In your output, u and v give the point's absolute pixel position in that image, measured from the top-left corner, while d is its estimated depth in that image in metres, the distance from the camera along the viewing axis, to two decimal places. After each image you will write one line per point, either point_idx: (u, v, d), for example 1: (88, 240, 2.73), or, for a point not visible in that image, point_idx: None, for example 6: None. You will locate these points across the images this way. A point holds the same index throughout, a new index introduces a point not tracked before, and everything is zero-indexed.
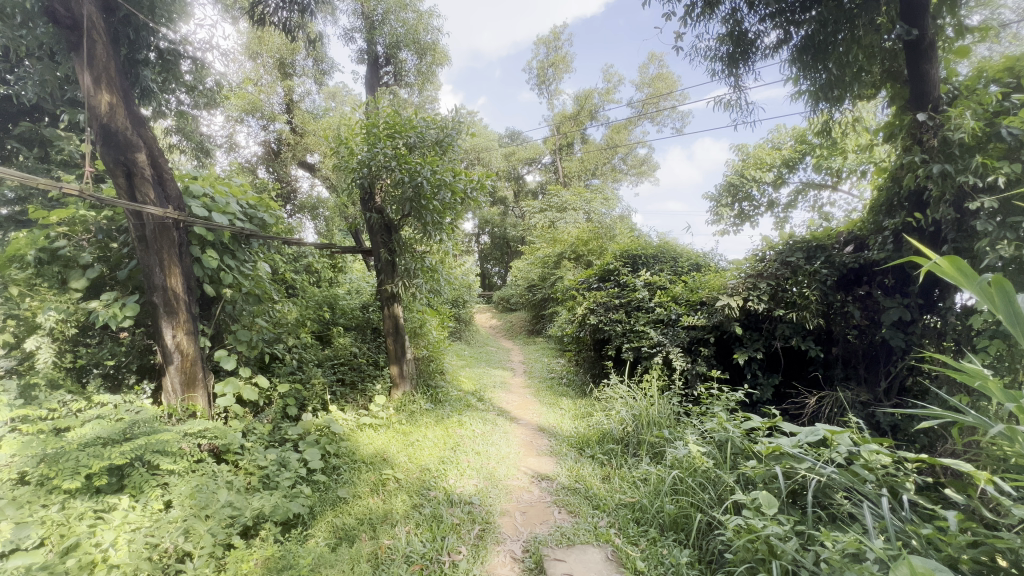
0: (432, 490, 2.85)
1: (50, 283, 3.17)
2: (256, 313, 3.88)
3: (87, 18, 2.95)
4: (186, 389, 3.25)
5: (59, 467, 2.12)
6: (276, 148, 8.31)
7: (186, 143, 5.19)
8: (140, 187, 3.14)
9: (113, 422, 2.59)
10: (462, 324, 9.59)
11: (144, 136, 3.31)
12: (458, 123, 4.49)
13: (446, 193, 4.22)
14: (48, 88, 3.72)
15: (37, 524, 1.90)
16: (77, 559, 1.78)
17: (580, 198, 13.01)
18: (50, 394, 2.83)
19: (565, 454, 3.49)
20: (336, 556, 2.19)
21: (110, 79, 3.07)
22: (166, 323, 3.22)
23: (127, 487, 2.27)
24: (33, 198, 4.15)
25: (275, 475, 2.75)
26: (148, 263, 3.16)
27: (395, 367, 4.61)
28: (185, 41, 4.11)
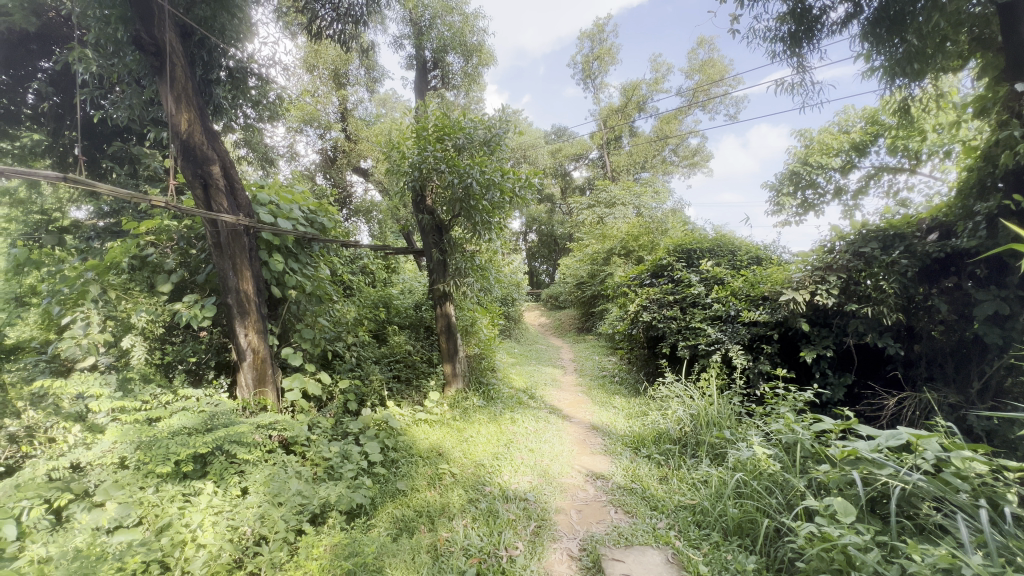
0: (487, 485, 2.90)
1: (141, 286, 3.50)
2: (318, 313, 4.10)
3: (169, 43, 3.22)
4: (257, 385, 3.49)
5: (153, 453, 2.36)
6: (333, 156, 8.73)
7: (253, 155, 5.55)
8: (215, 197, 3.40)
9: (197, 414, 2.83)
10: (511, 322, 9.66)
11: (219, 150, 3.58)
12: (505, 123, 4.52)
13: (495, 193, 4.26)
14: (136, 110, 4.10)
15: (136, 504, 2.12)
16: (170, 538, 1.96)
17: (629, 192, 12.76)
18: (143, 387, 3.13)
19: (619, 453, 3.43)
20: (398, 546, 2.27)
21: (188, 98, 3.33)
22: (239, 323, 3.46)
23: (210, 473, 2.47)
24: (126, 211, 4.60)
25: (339, 466, 2.89)
26: (222, 267, 3.42)
27: (448, 365, 4.71)
28: (251, 59, 4.41)
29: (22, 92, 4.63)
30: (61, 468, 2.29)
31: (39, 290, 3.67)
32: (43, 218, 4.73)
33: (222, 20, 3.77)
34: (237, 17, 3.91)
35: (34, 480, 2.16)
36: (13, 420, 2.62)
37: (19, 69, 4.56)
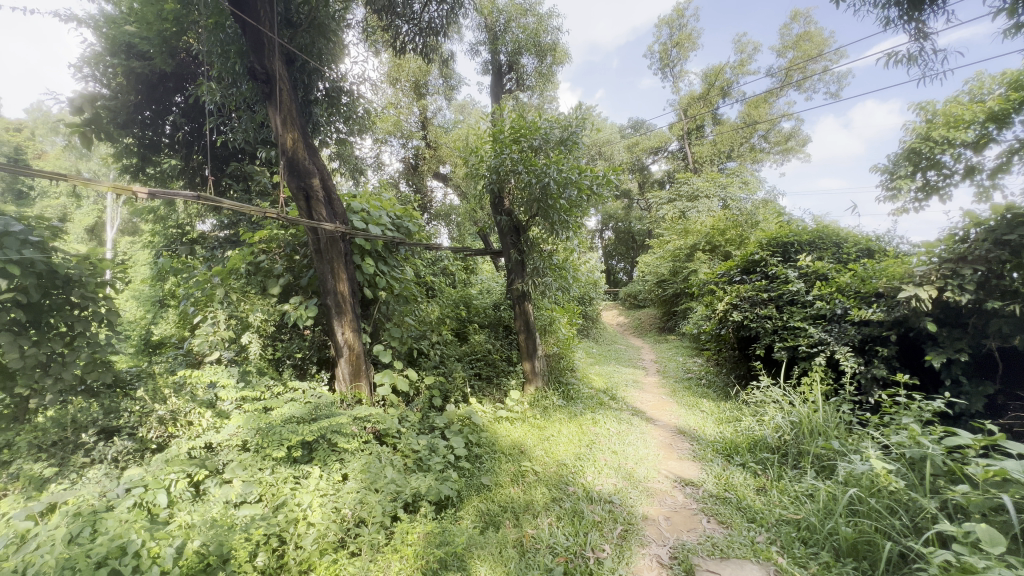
0: (571, 485, 2.89)
1: (256, 289, 3.93)
2: (404, 312, 4.36)
3: (276, 70, 3.58)
4: (353, 379, 3.76)
5: (269, 438, 2.64)
6: (415, 163, 9.20)
7: (345, 167, 6.00)
8: (315, 208, 3.71)
9: (304, 405, 3.12)
10: (589, 321, 9.53)
11: (318, 164, 3.91)
12: (581, 120, 4.47)
13: (573, 191, 4.22)
14: (250, 133, 4.62)
15: (257, 484, 2.39)
16: (285, 515, 2.18)
17: (714, 183, 12.06)
18: (260, 379, 3.52)
19: (710, 460, 3.25)
20: (485, 539, 2.34)
21: (292, 118, 3.69)
22: (337, 322, 3.76)
23: (316, 459, 2.72)
24: (241, 223, 5.19)
25: (427, 459, 3.04)
26: (322, 270, 3.74)
27: (528, 364, 4.75)
28: (343, 78, 4.78)
29: (163, 124, 5.40)
30: (198, 447, 2.65)
31: (177, 294, 4.27)
32: (178, 231, 5.49)
33: (320, 45, 4.21)
34: (331, 41, 4.33)
35: (179, 457, 2.53)
36: (161, 405, 3.13)
37: (161, 104, 5.33)
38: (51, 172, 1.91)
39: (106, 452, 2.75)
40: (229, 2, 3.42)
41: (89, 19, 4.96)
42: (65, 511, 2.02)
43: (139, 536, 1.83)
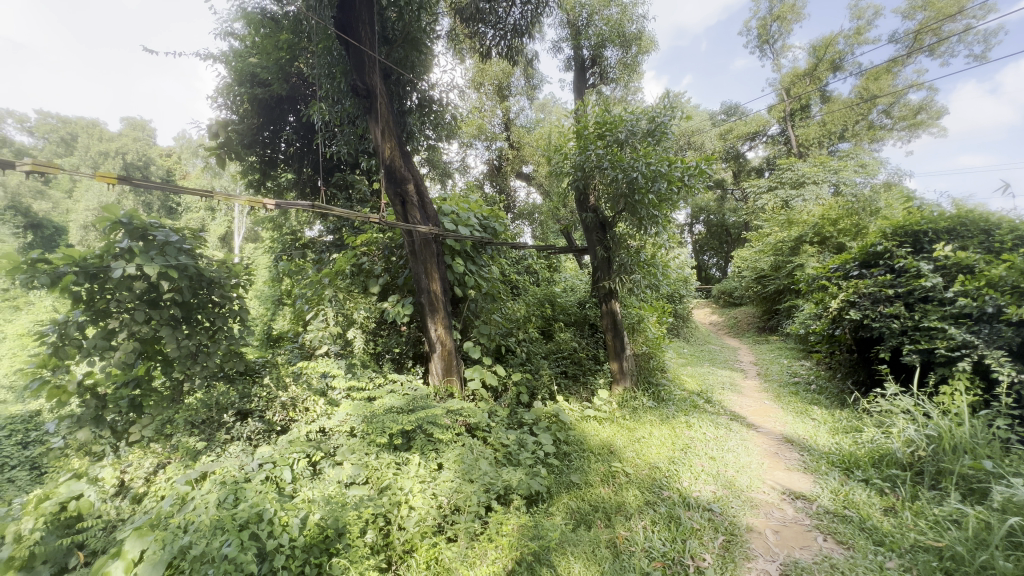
0: (665, 490, 2.79)
1: (358, 289, 4.28)
2: (492, 310, 4.49)
3: (375, 85, 3.87)
4: (445, 373, 3.96)
5: (374, 426, 2.87)
6: (498, 164, 9.40)
7: (434, 172, 6.30)
8: (410, 212, 3.96)
9: (403, 397, 3.35)
10: (680, 320, 9.07)
11: (412, 170, 4.15)
12: (670, 109, 4.27)
13: (663, 183, 4.02)
14: (352, 145, 5.04)
15: (364, 467, 2.61)
16: (390, 498, 2.35)
17: (823, 168, 10.87)
18: (363, 371, 3.82)
19: (824, 473, 2.95)
20: (578, 536, 2.34)
21: (389, 128, 3.96)
22: (431, 319, 3.98)
23: (414, 447, 2.90)
24: (344, 228, 5.66)
25: (517, 453, 3.10)
26: (417, 270, 3.97)
27: (615, 363, 4.65)
28: (433, 87, 5.03)
29: (279, 142, 6.07)
30: (314, 431, 2.97)
31: (293, 293, 4.79)
32: (292, 237, 6.14)
33: (413, 58, 4.48)
34: (422, 54, 4.58)
35: (299, 439, 2.85)
36: (283, 392, 3.53)
37: (277, 124, 6.01)
38: (195, 189, 2.26)
39: (241, 431, 3.18)
40: (335, 27, 3.76)
41: (222, 56, 5.73)
42: (213, 479, 2.38)
43: (272, 506, 2.10)
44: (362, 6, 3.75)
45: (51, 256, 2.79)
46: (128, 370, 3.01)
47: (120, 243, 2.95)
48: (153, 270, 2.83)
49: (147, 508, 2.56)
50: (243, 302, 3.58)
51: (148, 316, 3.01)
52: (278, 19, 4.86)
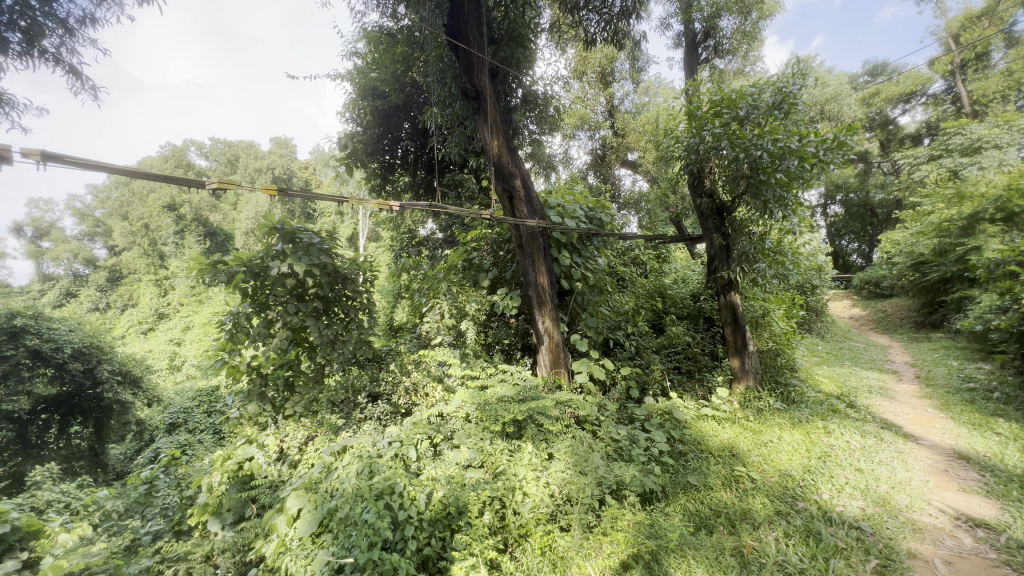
0: (800, 500, 2.53)
1: (469, 283, 4.51)
2: (599, 302, 4.43)
3: (483, 85, 4.01)
4: (553, 366, 4.00)
5: (487, 413, 3.01)
6: (602, 154, 9.20)
7: (538, 167, 6.36)
8: (518, 206, 4.05)
9: (513, 387, 3.46)
10: (812, 314, 8.09)
11: (519, 166, 4.23)
12: (800, 76, 3.79)
13: (793, 161, 3.60)
14: (461, 146, 5.29)
15: (480, 451, 2.75)
16: (505, 483, 2.45)
17: (1008, 128, 8.87)
18: (476, 361, 4.02)
19: (1015, 500, 2.44)
20: (699, 540, 2.23)
21: (497, 126, 4.09)
22: (538, 312, 4.04)
23: (526, 436, 2.98)
24: (455, 225, 5.97)
25: (628, 449, 3.03)
26: (524, 264, 4.06)
27: (736, 360, 4.29)
28: (537, 81, 5.07)
29: (397, 149, 6.60)
30: (434, 415, 3.21)
31: (411, 287, 5.19)
32: (410, 236, 6.65)
33: (518, 55, 4.55)
34: (526, 49, 4.63)
35: (422, 421, 3.10)
36: (407, 377, 3.86)
37: (394, 133, 6.48)
38: (330, 195, 2.60)
39: (372, 412, 3.54)
40: (447, 35, 3.96)
41: (348, 74, 6.38)
42: (352, 453, 2.70)
43: (402, 480, 2.32)
44: (470, 10, 3.91)
45: (226, 259, 3.37)
46: (284, 354, 3.55)
47: (276, 245, 3.46)
48: (301, 268, 3.28)
49: (302, 473, 2.98)
50: (371, 295, 3.97)
51: (298, 308, 3.50)
52: (394, 34, 5.27)
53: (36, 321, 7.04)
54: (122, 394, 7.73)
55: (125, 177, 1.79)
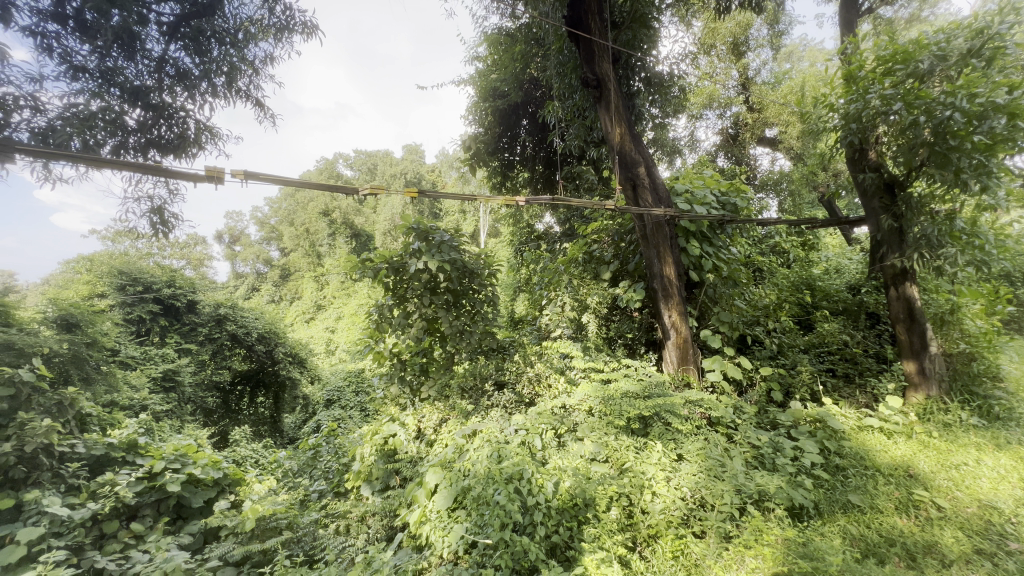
0: (1011, 541, 2.05)
1: (590, 275, 4.47)
2: (734, 295, 4.07)
3: (605, 73, 3.92)
4: (681, 363, 3.79)
5: (612, 408, 2.98)
6: (734, 133, 8.40)
7: (662, 153, 6.03)
8: (642, 195, 3.90)
9: (639, 382, 3.35)
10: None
11: (643, 153, 4.07)
12: (1012, 11, 3.01)
13: (999, 119, 2.88)
14: (581, 137, 5.24)
15: (604, 446, 2.72)
16: (633, 480, 2.38)
17: None
18: (598, 354, 3.98)
19: None
20: (867, 569, 1.93)
21: (619, 114, 3.97)
22: (664, 305, 3.87)
23: (653, 434, 2.87)
24: (574, 218, 5.95)
25: (771, 457, 2.75)
26: (649, 255, 3.91)
27: (912, 363, 3.61)
28: (662, 62, 4.80)
29: (516, 146, 6.77)
30: (558, 406, 3.25)
31: (532, 281, 5.30)
32: (529, 230, 6.80)
33: (641, 37, 4.36)
34: (650, 29, 4.41)
35: (546, 412, 3.16)
36: (530, 367, 3.96)
37: (514, 130, 6.66)
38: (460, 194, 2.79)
39: (499, 399, 3.72)
40: (567, 26, 3.95)
41: (471, 78, 6.70)
42: (482, 437, 2.86)
43: (530, 468, 2.39)
44: None
45: (372, 257, 3.80)
46: (419, 343, 3.89)
47: (413, 244, 3.79)
48: (435, 264, 3.56)
49: (438, 451, 3.25)
50: (496, 289, 4.15)
51: (431, 300, 3.81)
52: (513, 33, 5.39)
53: (233, 311, 8.70)
54: (292, 372, 9.21)
55: (293, 188, 2.41)
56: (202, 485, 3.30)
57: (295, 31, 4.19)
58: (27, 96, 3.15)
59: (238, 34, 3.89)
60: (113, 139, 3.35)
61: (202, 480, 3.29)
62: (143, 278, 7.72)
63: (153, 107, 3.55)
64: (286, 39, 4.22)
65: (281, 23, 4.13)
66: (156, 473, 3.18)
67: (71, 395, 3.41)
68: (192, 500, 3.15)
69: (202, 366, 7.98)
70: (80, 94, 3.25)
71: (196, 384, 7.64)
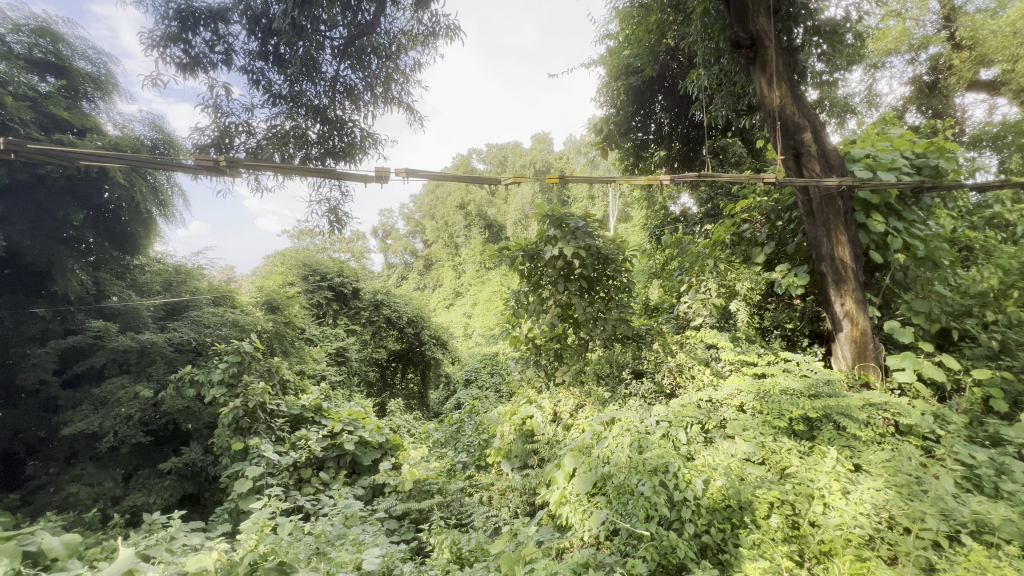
0: None
1: (740, 259, 4.06)
2: (935, 279, 3.32)
3: (762, 29, 3.50)
4: (857, 359, 3.30)
5: (770, 406, 2.74)
6: (931, 81, 6.85)
7: (830, 114, 5.16)
8: (807, 163, 3.45)
9: (802, 379, 2.98)
10: None
11: (809, 115, 3.59)
12: None
13: None
14: (728, 106, 4.75)
15: (760, 447, 2.48)
16: (797, 489, 2.12)
17: None
18: (750, 345, 3.61)
19: None
20: None
21: (779, 74, 3.53)
22: (835, 291, 3.41)
23: (820, 438, 2.55)
24: (719, 197, 5.44)
25: (993, 481, 2.19)
26: (816, 234, 3.46)
27: None
28: (833, 4, 4.08)
29: (650, 123, 6.40)
30: (703, 399, 3.05)
31: (669, 266, 5.00)
32: (665, 213, 6.41)
33: None
34: None
35: (691, 405, 2.98)
36: (671, 357, 3.76)
37: (648, 107, 6.30)
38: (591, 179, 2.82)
39: (637, 389, 3.61)
40: None
41: (601, 58, 6.50)
42: (621, 425, 2.81)
43: (676, 462, 2.28)
44: None
45: (509, 244, 3.97)
46: (554, 329, 3.95)
47: (547, 231, 3.83)
48: (569, 250, 3.56)
49: (575, 436, 3.27)
50: (631, 274, 4.01)
51: (565, 287, 3.84)
52: (648, 3, 5.07)
53: (387, 297, 9.84)
54: (436, 353, 10.13)
55: (435, 184, 2.86)
56: (370, 446, 3.81)
57: (439, 36, 4.50)
58: (243, 123, 3.92)
59: (392, 46, 4.31)
60: (300, 152, 4.04)
61: (370, 442, 3.80)
62: (320, 269, 9.15)
63: (329, 122, 4.11)
64: (431, 45, 4.55)
65: (427, 30, 4.46)
66: (337, 433, 3.77)
67: (276, 363, 4.21)
68: (363, 458, 3.68)
69: (364, 344, 9.20)
70: (279, 117, 3.94)
71: (361, 360, 8.85)
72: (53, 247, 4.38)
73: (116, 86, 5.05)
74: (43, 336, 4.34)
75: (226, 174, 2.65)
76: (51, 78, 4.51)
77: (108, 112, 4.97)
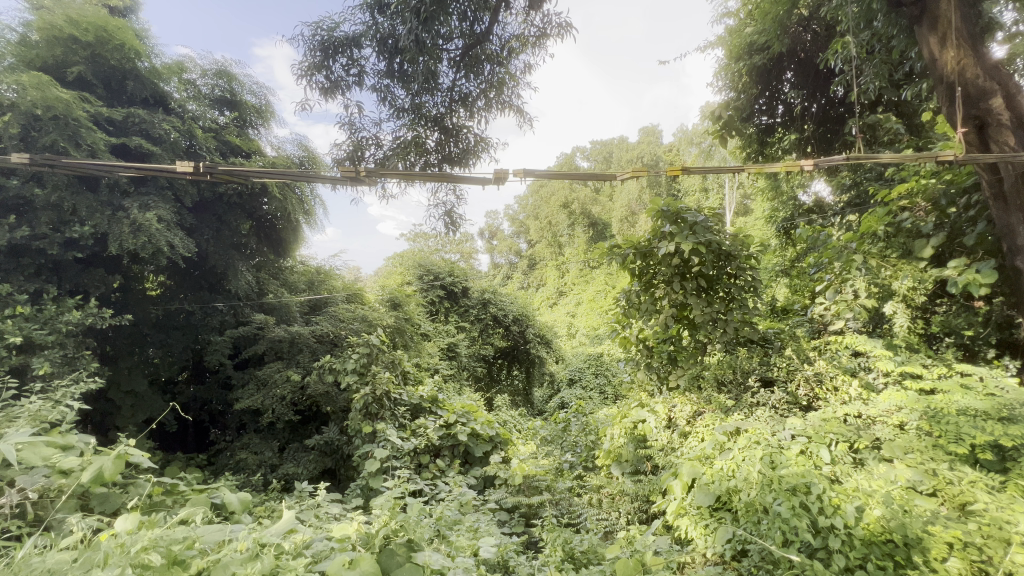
0: None
1: (898, 253, 3.46)
2: None
3: None
4: None
5: (943, 428, 2.32)
6: None
7: None
8: (997, 136, 2.89)
9: (988, 398, 2.46)
10: None
11: (1000, 77, 2.97)
12: None
13: None
14: (881, 77, 4.09)
15: (929, 475, 2.10)
16: (986, 529, 1.75)
17: None
18: (913, 355, 3.08)
19: None
20: None
21: (957, 31, 2.97)
22: None
23: (1015, 472, 2.10)
24: (865, 182, 4.71)
25: None
26: (1008, 222, 2.91)
27: None
28: None
29: (777, 105, 5.78)
30: (851, 415, 2.68)
31: (802, 263, 4.45)
32: (796, 203, 5.72)
33: None
34: None
35: (834, 419, 2.63)
36: (808, 365, 3.35)
37: (775, 88, 5.69)
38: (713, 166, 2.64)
39: (766, 398, 3.27)
40: None
41: (720, 39, 6.02)
42: (749, 437, 2.55)
43: (820, 482, 2.02)
44: None
45: (619, 242, 3.86)
46: (668, 331, 3.74)
47: (662, 227, 3.64)
48: (688, 246, 3.32)
49: (693, 444, 3.06)
50: (757, 272, 3.64)
51: (681, 285, 3.60)
52: None
53: (494, 295, 10.19)
54: (540, 351, 10.23)
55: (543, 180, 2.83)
56: (481, 438, 3.97)
57: (550, 35, 4.52)
58: (372, 136, 4.33)
59: (504, 51, 4.44)
60: (420, 160, 4.34)
61: (481, 434, 3.95)
62: (434, 269, 9.77)
63: (446, 130, 4.38)
64: (542, 45, 4.59)
65: (539, 31, 4.52)
66: (451, 424, 3.98)
67: (398, 356, 4.58)
68: (475, 449, 3.85)
69: (473, 340, 9.61)
70: (402, 129, 4.27)
71: (470, 355, 9.26)
72: (229, 252, 5.20)
73: (273, 114, 5.89)
74: (221, 326, 5.24)
75: (364, 182, 2.94)
76: (227, 112, 5.41)
77: (267, 136, 5.86)
